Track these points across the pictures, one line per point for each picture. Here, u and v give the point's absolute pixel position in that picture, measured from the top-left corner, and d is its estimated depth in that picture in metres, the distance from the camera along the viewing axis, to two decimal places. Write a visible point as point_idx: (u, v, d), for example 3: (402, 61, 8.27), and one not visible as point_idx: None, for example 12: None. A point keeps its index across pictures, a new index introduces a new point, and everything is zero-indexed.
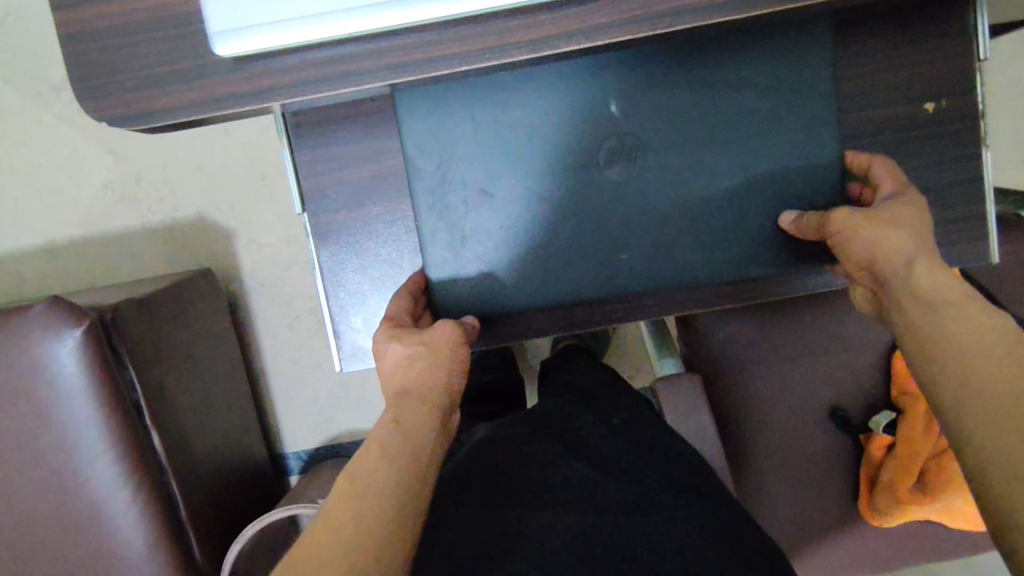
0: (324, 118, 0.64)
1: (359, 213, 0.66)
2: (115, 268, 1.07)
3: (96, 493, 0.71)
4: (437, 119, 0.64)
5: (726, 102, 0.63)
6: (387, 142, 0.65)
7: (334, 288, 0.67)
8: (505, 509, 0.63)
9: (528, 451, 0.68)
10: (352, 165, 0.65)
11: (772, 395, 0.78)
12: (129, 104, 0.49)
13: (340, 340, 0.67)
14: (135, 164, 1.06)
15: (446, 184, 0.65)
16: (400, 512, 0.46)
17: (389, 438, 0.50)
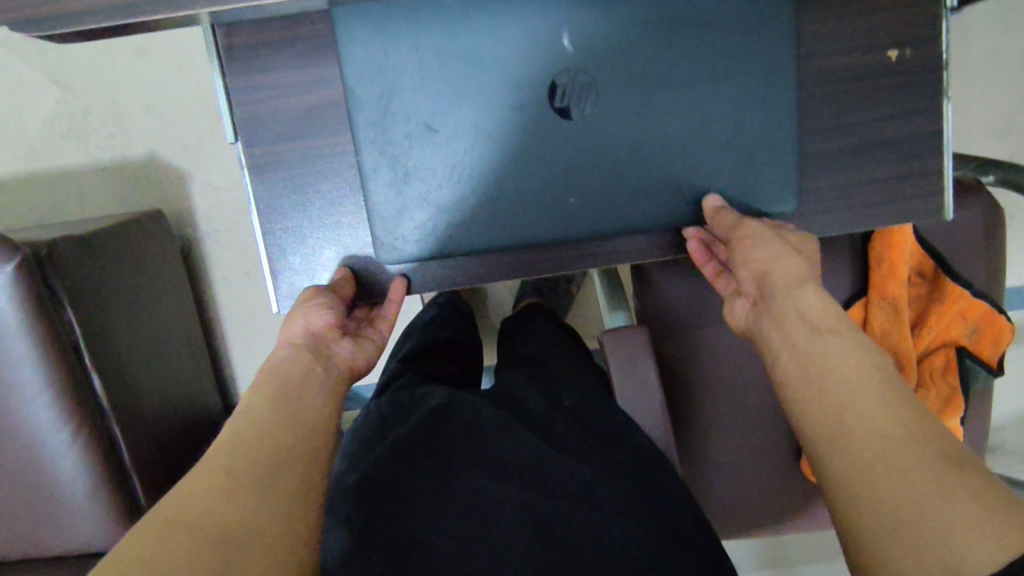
0: (258, 42, 0.63)
1: (299, 146, 0.65)
2: (72, 198, 1.26)
3: (38, 430, 0.88)
4: (382, 46, 0.58)
5: (681, 40, 0.60)
6: (327, 70, 0.63)
7: (271, 227, 0.67)
8: (449, 474, 0.62)
9: (481, 422, 0.68)
10: (287, 95, 0.64)
11: (720, 359, 0.79)
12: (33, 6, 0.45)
13: (278, 280, 0.67)
14: (80, 98, 1.21)
15: (390, 117, 0.60)
16: (279, 409, 0.52)
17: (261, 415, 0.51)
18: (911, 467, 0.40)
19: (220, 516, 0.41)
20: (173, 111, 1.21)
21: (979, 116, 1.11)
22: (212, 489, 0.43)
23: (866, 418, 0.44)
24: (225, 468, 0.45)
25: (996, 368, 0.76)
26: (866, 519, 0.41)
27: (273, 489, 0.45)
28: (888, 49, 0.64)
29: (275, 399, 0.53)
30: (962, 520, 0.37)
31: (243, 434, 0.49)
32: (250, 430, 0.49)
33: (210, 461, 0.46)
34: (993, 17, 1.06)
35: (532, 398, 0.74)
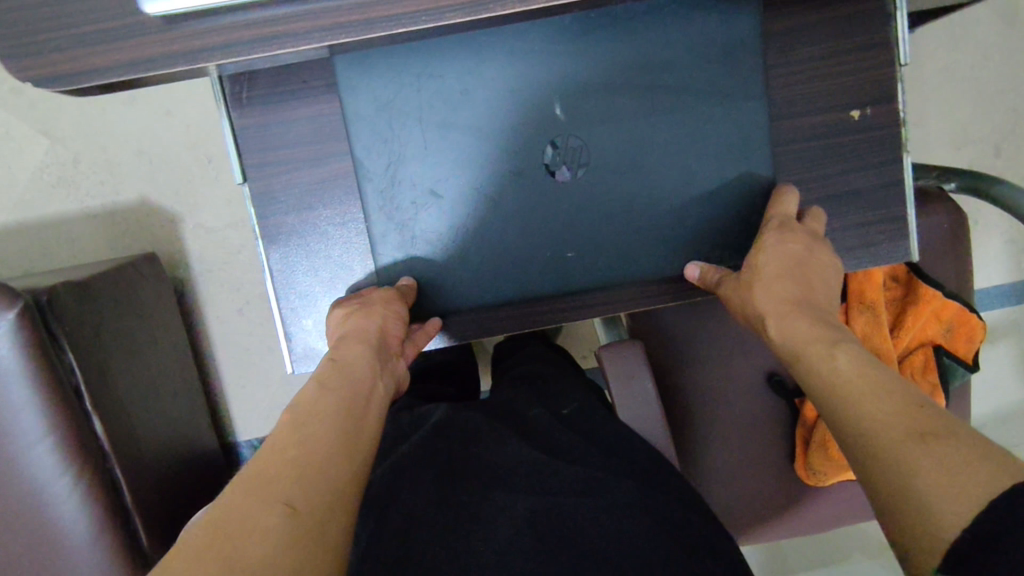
0: (269, 98, 0.62)
1: (308, 215, 0.64)
2: (65, 245, 1.27)
3: (41, 478, 0.89)
4: (386, 118, 0.61)
5: (662, 75, 0.62)
6: (333, 143, 0.62)
7: (285, 290, 0.65)
8: (454, 483, 0.66)
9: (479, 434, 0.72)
10: (297, 166, 0.63)
11: (710, 374, 0.82)
12: (53, 65, 0.48)
13: (292, 342, 0.66)
14: (70, 147, 1.24)
15: (396, 186, 0.63)
16: (342, 436, 0.50)
17: (310, 421, 0.50)
18: (896, 444, 0.42)
19: (287, 564, 0.40)
20: (162, 156, 1.24)
21: (939, 128, 1.17)
22: (275, 527, 0.42)
23: (851, 408, 0.46)
24: (288, 501, 0.44)
25: (971, 364, 0.80)
26: (882, 504, 0.42)
27: (326, 528, 0.44)
28: (852, 108, 0.65)
29: (339, 425, 0.51)
30: (945, 487, 0.38)
31: (305, 455, 0.47)
32: (310, 448, 0.48)
33: (273, 485, 0.45)
34: (943, 36, 1.14)
35: (532, 411, 0.78)
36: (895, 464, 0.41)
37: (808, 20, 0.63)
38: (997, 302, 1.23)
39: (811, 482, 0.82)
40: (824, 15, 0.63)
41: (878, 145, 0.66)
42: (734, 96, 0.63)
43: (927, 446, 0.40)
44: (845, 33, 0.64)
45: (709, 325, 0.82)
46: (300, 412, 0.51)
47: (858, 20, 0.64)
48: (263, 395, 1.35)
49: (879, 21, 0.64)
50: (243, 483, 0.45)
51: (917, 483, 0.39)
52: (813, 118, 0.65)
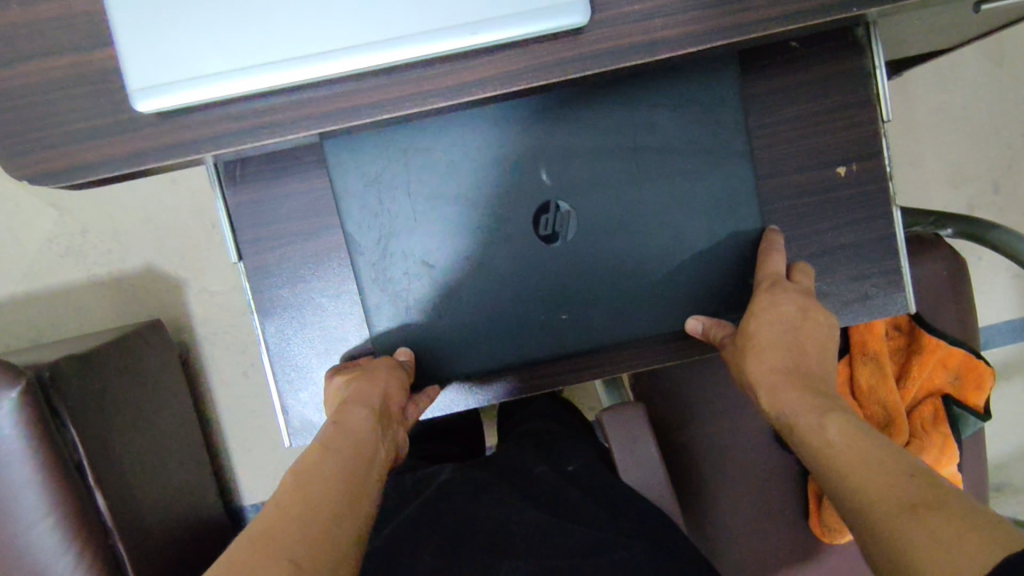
0: (261, 178, 0.63)
1: (303, 290, 0.64)
2: (69, 314, 1.29)
3: (42, 558, 0.87)
4: (375, 191, 0.61)
5: (647, 141, 0.63)
6: (325, 219, 0.64)
7: (281, 365, 0.65)
8: (458, 549, 0.64)
9: (485, 495, 0.71)
10: (290, 241, 0.64)
11: (715, 428, 0.81)
12: (48, 162, 0.49)
13: (288, 416, 0.65)
14: (77, 219, 1.27)
15: (388, 258, 0.63)
16: (348, 495, 0.50)
17: (316, 478, 0.49)
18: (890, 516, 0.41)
19: None
20: (166, 223, 1.27)
21: (934, 167, 1.18)
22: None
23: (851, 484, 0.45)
24: (293, 556, 0.43)
25: (983, 413, 0.78)
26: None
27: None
28: (837, 165, 0.66)
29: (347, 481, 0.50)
30: (941, 565, 0.36)
31: (314, 509, 0.47)
32: (316, 506, 0.47)
33: (283, 540, 0.44)
34: (928, 82, 1.15)
35: (539, 470, 0.76)
36: (890, 538, 0.40)
37: (787, 82, 0.65)
38: (1005, 339, 1.21)
39: (829, 539, 0.79)
40: (803, 76, 0.65)
41: (868, 200, 0.66)
42: (722, 157, 0.63)
43: (915, 519, 0.39)
44: (824, 93, 0.65)
45: (712, 378, 0.81)
46: (307, 465, 0.51)
47: (837, 80, 0.65)
48: (268, 457, 1.34)
49: (858, 80, 0.65)
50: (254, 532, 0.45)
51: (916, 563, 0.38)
52: (799, 176, 0.66)
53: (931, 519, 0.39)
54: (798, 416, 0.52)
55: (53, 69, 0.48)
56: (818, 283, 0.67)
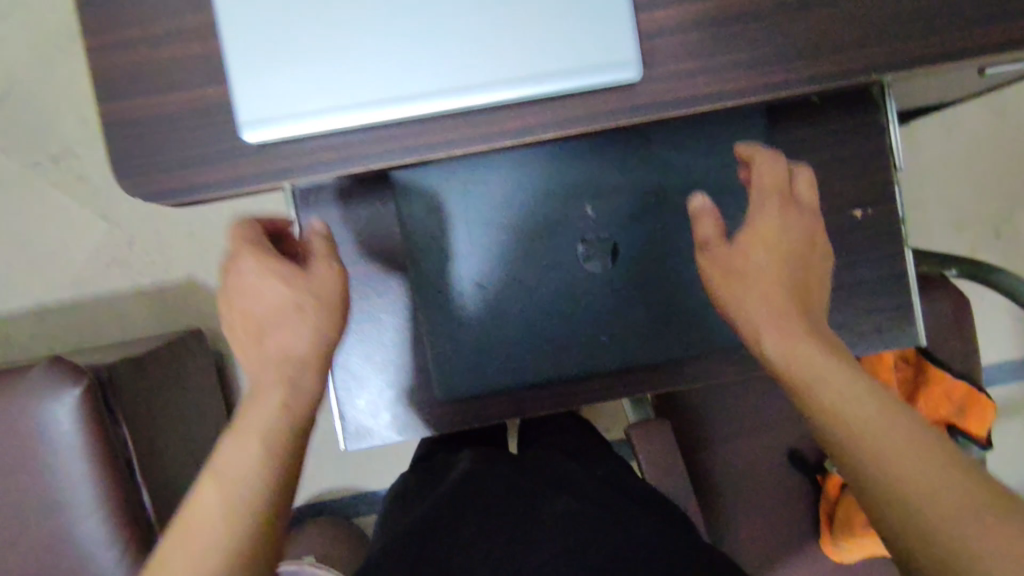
0: (332, 203, 0.70)
1: (364, 305, 0.71)
2: (111, 322, 1.35)
3: (88, 549, 0.91)
4: (436, 220, 0.68)
5: (681, 182, 0.70)
6: (389, 242, 0.70)
7: (340, 373, 0.71)
8: (489, 521, 0.71)
9: (510, 476, 0.78)
10: (355, 261, 0.70)
11: (735, 447, 0.86)
12: (162, 184, 0.56)
13: (345, 420, 0.71)
14: (126, 232, 1.35)
15: (445, 280, 0.69)
16: (273, 478, 0.51)
17: (224, 482, 0.50)
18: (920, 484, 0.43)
19: None
20: (209, 238, 1.34)
21: (938, 212, 1.24)
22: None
23: (876, 443, 0.46)
24: None
25: (984, 442, 0.83)
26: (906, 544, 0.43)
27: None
28: (854, 209, 0.72)
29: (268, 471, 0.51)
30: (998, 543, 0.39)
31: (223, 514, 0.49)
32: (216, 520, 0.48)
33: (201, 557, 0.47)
34: (933, 132, 1.23)
35: (567, 465, 0.82)
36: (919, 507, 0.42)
37: (807, 133, 0.72)
38: (1006, 377, 1.26)
39: (840, 559, 0.82)
40: (823, 129, 0.72)
41: (880, 242, 0.72)
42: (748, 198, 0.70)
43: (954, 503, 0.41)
44: (842, 144, 0.72)
45: (733, 400, 0.86)
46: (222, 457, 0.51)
47: (854, 133, 0.72)
48: (293, 464, 1.36)
49: (872, 134, 0.72)
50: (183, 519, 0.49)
51: (962, 535, 0.40)
52: (818, 218, 0.72)
53: (972, 506, 0.41)
54: (804, 358, 0.51)
55: (173, 104, 0.55)
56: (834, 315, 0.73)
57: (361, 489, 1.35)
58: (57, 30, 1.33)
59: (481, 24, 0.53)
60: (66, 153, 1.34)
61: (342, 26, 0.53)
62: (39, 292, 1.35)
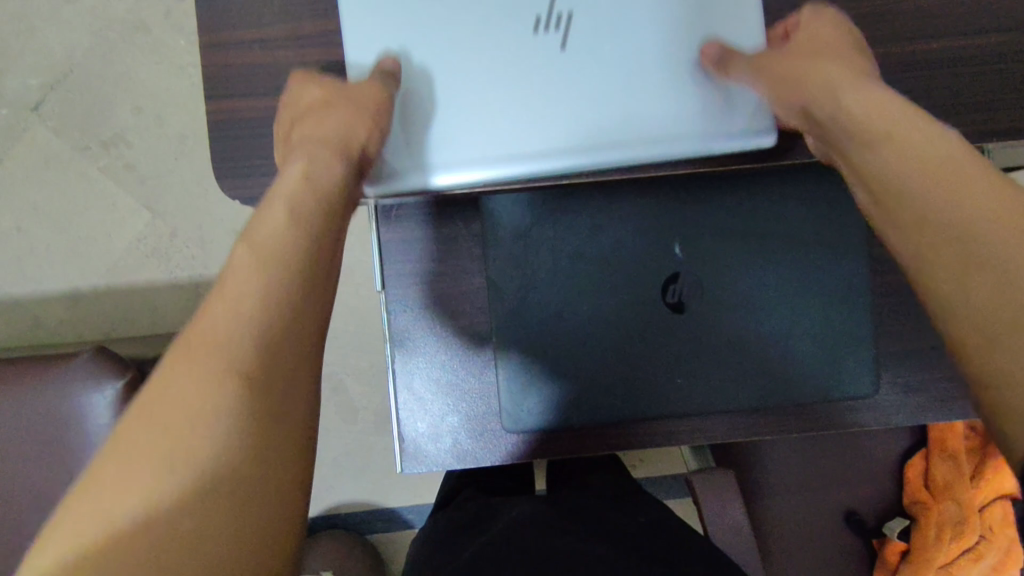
0: (413, 221, 0.69)
1: (435, 325, 0.69)
2: (145, 313, 1.34)
3: None
4: (522, 245, 0.67)
5: (771, 228, 0.69)
6: (467, 264, 0.69)
7: (403, 393, 0.69)
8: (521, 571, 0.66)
9: (550, 526, 0.75)
10: (430, 280, 0.69)
11: (791, 504, 0.84)
12: (260, 186, 0.54)
13: (404, 441, 0.69)
14: (169, 223, 1.34)
15: (524, 306, 0.67)
16: (271, 323, 0.44)
17: (217, 334, 0.43)
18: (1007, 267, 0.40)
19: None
20: None
21: None
22: None
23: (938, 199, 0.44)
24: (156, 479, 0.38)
25: None
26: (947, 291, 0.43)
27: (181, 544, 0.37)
28: None
29: (230, 410, 0.40)
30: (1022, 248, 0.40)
31: (155, 444, 0.39)
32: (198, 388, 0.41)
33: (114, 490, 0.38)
34: None
35: (610, 516, 0.79)
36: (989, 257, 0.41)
37: None
38: None
39: None
40: None
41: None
42: (839, 250, 0.69)
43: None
44: None
45: (790, 456, 0.84)
46: (165, 388, 0.41)
47: None
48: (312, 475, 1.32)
49: None
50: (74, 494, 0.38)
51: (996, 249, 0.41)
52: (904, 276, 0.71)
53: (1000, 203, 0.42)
54: (895, 158, 0.47)
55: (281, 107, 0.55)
56: (916, 376, 0.70)
57: (381, 505, 1.32)
58: (122, 18, 1.33)
59: (609, 91, 0.58)
60: (117, 140, 1.34)
61: (475, 85, 0.58)
62: (75, 276, 1.34)
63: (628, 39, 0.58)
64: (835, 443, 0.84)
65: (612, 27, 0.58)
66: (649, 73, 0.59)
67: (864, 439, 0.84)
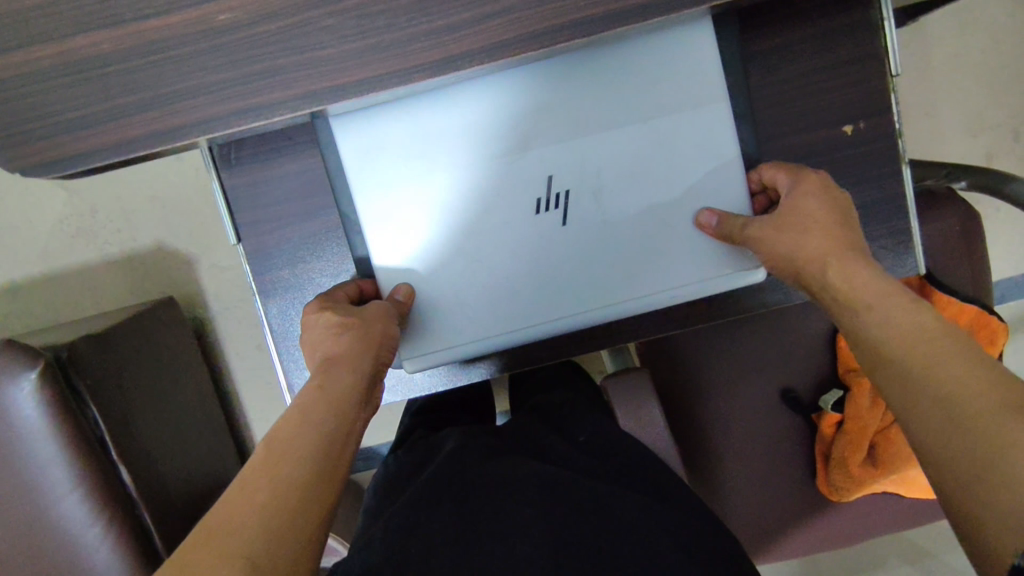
0: (257, 170, 0.67)
1: (300, 269, 0.69)
2: (84, 295, 1.31)
3: (72, 529, 0.89)
4: (370, 151, 0.62)
5: (639, 111, 0.62)
6: (321, 200, 0.67)
7: (284, 341, 0.70)
8: (458, 504, 0.64)
9: (493, 454, 0.72)
10: (289, 223, 0.68)
11: (729, 404, 0.86)
12: (41, 153, 0.49)
13: (292, 390, 0.71)
14: (86, 200, 1.28)
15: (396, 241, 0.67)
16: (350, 409, 0.53)
17: (313, 400, 0.52)
18: (979, 422, 0.39)
19: (276, 553, 0.42)
20: (172, 200, 1.27)
21: (954, 115, 1.15)
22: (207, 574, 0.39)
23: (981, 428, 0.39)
24: (282, 468, 0.46)
25: None
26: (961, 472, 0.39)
27: (293, 563, 0.42)
28: (844, 123, 0.66)
29: (331, 424, 0.51)
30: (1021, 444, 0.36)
31: (279, 466, 0.47)
32: (310, 427, 0.50)
33: (241, 517, 0.43)
34: (951, 24, 1.11)
35: (549, 437, 0.78)
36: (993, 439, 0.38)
37: (796, 38, 0.64)
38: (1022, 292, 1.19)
39: (838, 499, 0.82)
40: (809, 34, 0.64)
41: (877, 155, 0.66)
42: (705, 128, 0.62)
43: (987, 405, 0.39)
44: (832, 48, 0.65)
45: (722, 355, 0.86)
46: (282, 430, 0.50)
47: (848, 36, 0.64)
48: None
49: (865, 33, 0.64)
50: (201, 534, 0.42)
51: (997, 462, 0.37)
52: (798, 137, 0.66)
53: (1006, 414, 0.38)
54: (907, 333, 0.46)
55: (38, 58, 0.48)
56: None
57: None
58: None
59: (598, 289, 0.66)
60: None
61: (491, 277, 0.65)
62: (8, 269, 1.31)
63: (618, 186, 0.63)
64: (771, 326, 0.85)
65: (603, 193, 0.63)
66: (643, 179, 0.63)
67: (792, 326, 0.85)
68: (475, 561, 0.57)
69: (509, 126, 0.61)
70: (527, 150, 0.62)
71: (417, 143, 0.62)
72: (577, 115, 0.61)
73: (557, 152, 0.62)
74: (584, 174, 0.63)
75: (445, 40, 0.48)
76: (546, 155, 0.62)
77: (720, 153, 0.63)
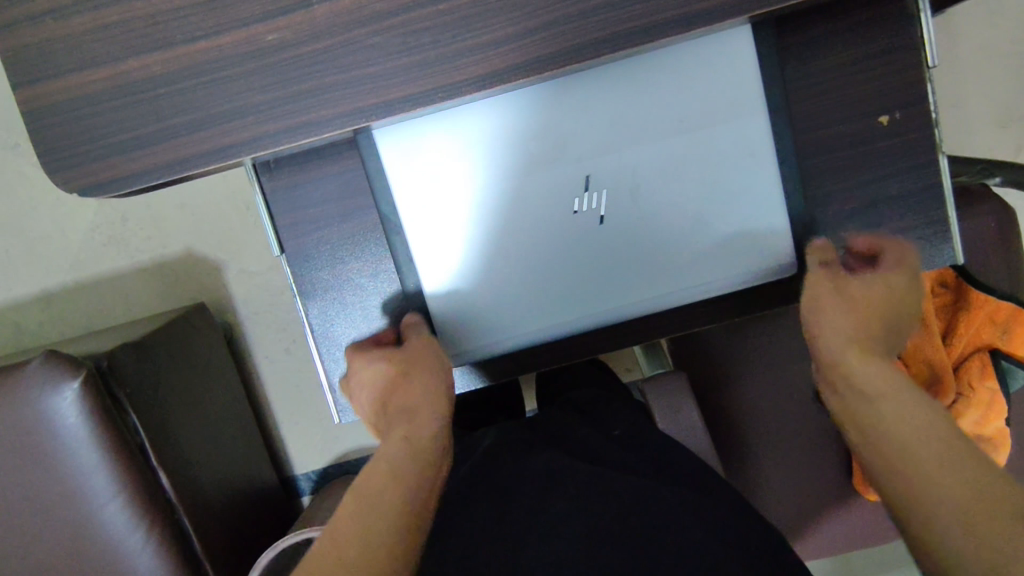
0: (297, 177, 0.67)
1: (340, 270, 0.69)
2: (117, 302, 1.33)
3: (115, 536, 0.91)
4: (409, 158, 0.62)
5: (676, 114, 0.62)
6: (360, 206, 0.68)
7: (325, 344, 0.71)
8: (498, 503, 0.65)
9: (529, 450, 0.73)
10: (327, 226, 0.68)
11: (762, 399, 0.86)
12: (95, 175, 0.50)
13: (335, 393, 0.71)
14: (117, 208, 1.30)
15: None
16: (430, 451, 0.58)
17: (395, 449, 0.57)
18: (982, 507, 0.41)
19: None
20: (200, 206, 1.28)
21: (984, 104, 1.13)
22: None
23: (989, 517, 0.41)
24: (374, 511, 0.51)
25: None
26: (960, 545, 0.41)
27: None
28: (879, 115, 0.66)
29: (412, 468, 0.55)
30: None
31: (367, 514, 0.51)
32: (395, 473, 0.54)
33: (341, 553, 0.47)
34: (980, 12, 1.10)
35: (585, 433, 0.78)
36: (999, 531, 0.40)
37: (831, 32, 0.64)
38: None
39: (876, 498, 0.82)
40: (844, 28, 0.64)
41: (914, 147, 0.66)
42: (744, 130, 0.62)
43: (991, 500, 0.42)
44: (868, 41, 0.64)
45: (754, 349, 0.87)
46: (369, 480, 0.54)
47: (884, 28, 0.64)
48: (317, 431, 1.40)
49: (901, 23, 0.64)
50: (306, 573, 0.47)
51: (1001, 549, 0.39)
52: (835, 131, 0.66)
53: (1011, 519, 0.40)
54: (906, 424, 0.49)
55: (93, 81, 0.49)
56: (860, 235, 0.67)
57: None
58: None
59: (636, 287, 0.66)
60: None
61: (529, 278, 0.66)
62: (42, 278, 1.33)
63: (653, 186, 0.63)
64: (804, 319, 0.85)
65: (639, 192, 0.63)
66: (679, 180, 0.63)
67: None
68: (516, 555, 0.58)
69: (545, 129, 0.62)
70: (564, 153, 0.62)
71: (454, 148, 0.62)
72: (614, 117, 0.61)
73: (593, 155, 0.62)
74: (620, 176, 0.63)
75: (489, 54, 0.48)
76: (582, 158, 0.62)
77: (756, 153, 0.63)
